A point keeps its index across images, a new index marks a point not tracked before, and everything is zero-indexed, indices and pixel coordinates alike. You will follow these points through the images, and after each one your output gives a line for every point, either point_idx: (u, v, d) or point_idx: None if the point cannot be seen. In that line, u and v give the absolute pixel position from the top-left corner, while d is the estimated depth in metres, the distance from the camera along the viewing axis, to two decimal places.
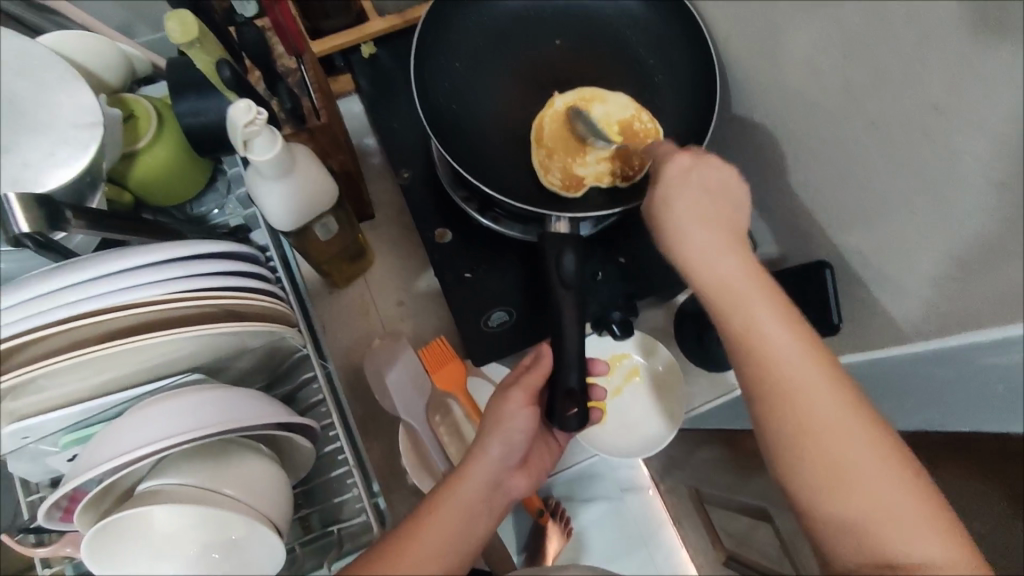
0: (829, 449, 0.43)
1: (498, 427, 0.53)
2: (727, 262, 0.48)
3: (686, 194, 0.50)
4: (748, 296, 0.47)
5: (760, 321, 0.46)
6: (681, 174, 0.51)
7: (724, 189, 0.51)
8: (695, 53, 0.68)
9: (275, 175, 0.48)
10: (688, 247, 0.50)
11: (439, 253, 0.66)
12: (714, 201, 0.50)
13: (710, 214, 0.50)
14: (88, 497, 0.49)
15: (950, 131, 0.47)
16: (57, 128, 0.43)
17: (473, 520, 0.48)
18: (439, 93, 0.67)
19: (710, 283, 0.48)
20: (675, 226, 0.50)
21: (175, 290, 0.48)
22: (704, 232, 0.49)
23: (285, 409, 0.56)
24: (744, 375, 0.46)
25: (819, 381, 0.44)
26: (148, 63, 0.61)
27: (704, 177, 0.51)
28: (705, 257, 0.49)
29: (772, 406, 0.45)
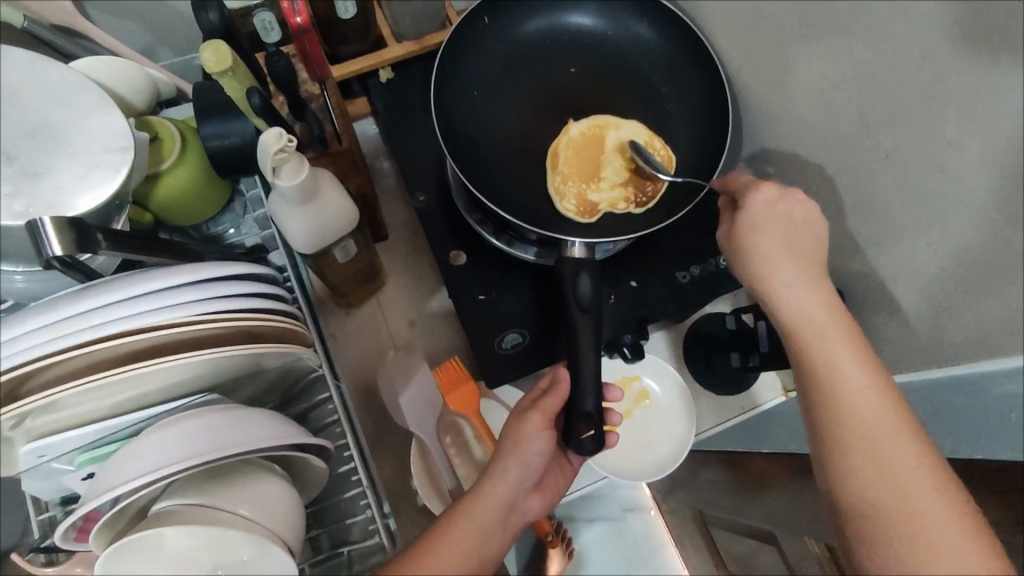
0: (893, 473, 0.43)
1: (515, 448, 0.53)
2: (808, 293, 0.50)
3: (772, 225, 0.52)
4: (824, 327, 0.48)
5: (838, 355, 0.47)
6: (767, 206, 0.52)
7: (807, 224, 0.52)
8: (707, 84, 0.70)
9: (300, 200, 0.49)
10: (770, 275, 0.51)
11: (454, 275, 0.67)
12: (796, 234, 0.52)
13: (795, 247, 0.51)
14: (103, 519, 0.49)
15: (963, 166, 0.48)
16: (90, 152, 0.44)
17: (489, 541, 0.48)
18: (457, 119, 0.69)
19: (788, 312, 0.50)
20: (760, 258, 0.51)
21: (200, 312, 0.48)
22: (788, 265, 0.51)
23: (300, 430, 0.56)
24: (811, 402, 0.47)
25: (886, 410, 0.45)
26: (173, 87, 0.62)
27: (784, 209, 0.52)
28: (790, 287, 0.50)
29: (840, 430, 0.45)
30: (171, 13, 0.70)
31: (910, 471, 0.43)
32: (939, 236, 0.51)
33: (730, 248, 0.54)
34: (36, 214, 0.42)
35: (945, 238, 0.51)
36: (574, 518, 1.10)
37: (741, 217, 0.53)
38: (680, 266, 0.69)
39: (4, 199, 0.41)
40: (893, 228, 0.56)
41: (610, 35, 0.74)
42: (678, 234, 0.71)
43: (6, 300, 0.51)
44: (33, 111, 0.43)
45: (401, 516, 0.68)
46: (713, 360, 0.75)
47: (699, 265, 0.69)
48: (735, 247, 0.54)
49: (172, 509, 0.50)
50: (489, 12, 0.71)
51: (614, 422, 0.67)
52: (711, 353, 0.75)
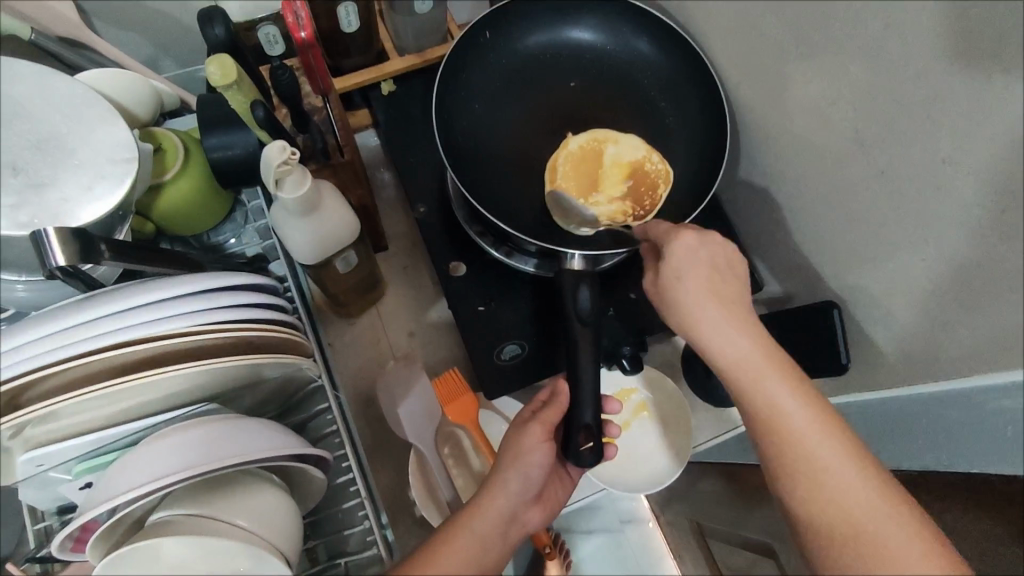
0: (847, 513, 0.43)
1: (515, 460, 0.53)
2: (736, 340, 0.49)
3: (694, 271, 0.52)
4: (760, 373, 0.48)
5: (774, 397, 0.47)
6: (690, 249, 0.52)
7: (732, 264, 0.52)
8: (705, 98, 0.71)
9: (301, 212, 0.50)
10: (698, 323, 0.51)
11: (453, 286, 0.67)
12: (722, 278, 0.52)
13: (719, 290, 0.51)
14: (100, 529, 0.49)
15: (957, 183, 0.49)
16: (96, 163, 0.44)
17: (489, 553, 0.48)
18: (458, 132, 0.70)
19: (720, 359, 0.49)
20: (686, 306, 0.51)
21: (201, 322, 0.48)
22: (714, 309, 0.50)
23: (298, 440, 0.56)
24: (759, 444, 0.47)
25: (832, 449, 0.45)
26: (177, 98, 0.63)
27: (707, 253, 0.52)
28: (721, 335, 0.50)
29: (788, 474, 0.45)
30: (175, 26, 0.71)
31: (866, 507, 0.43)
32: (935, 251, 0.52)
33: (658, 294, 0.54)
34: (40, 224, 0.42)
35: (940, 254, 0.51)
36: (573, 530, 1.10)
37: (665, 265, 0.53)
38: None
39: (8, 210, 0.42)
40: (889, 243, 0.56)
41: (609, 51, 0.75)
42: None
43: (8, 309, 0.51)
44: (39, 123, 0.44)
45: (399, 527, 0.68)
46: (710, 372, 0.75)
47: None
48: (662, 295, 0.54)
49: (167, 522, 0.50)
50: (489, 27, 0.72)
51: (614, 433, 0.67)
52: (709, 365, 0.76)
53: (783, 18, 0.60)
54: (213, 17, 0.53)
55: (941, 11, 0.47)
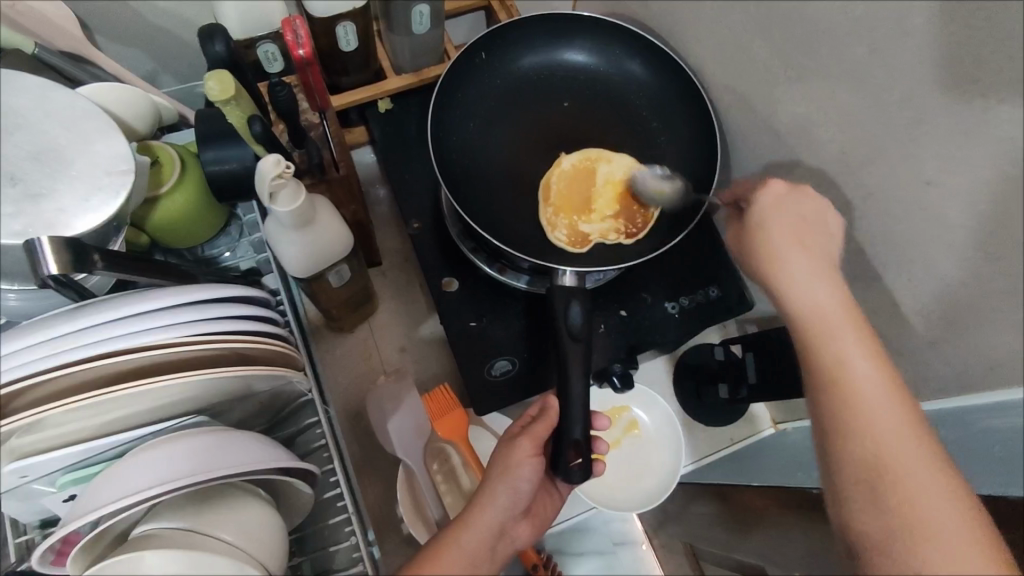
0: (889, 462, 0.44)
1: (504, 474, 0.53)
2: (820, 291, 0.50)
3: (782, 220, 0.54)
4: (837, 319, 0.49)
5: (847, 351, 0.48)
6: (776, 199, 0.55)
7: (820, 223, 0.54)
8: (696, 120, 0.72)
9: (296, 226, 0.50)
10: (783, 271, 0.52)
11: (446, 301, 0.68)
12: (806, 231, 0.53)
13: (806, 245, 0.52)
14: (83, 541, 0.48)
15: (942, 205, 0.50)
16: (93, 174, 0.45)
17: (477, 568, 0.48)
18: (453, 149, 0.71)
19: (803, 306, 0.50)
20: (774, 257, 0.53)
21: (190, 334, 0.48)
22: (800, 259, 0.52)
23: (287, 454, 0.56)
24: (820, 397, 0.48)
25: (900, 414, 0.45)
26: (176, 112, 0.63)
27: (796, 205, 0.54)
28: (806, 282, 0.51)
29: (846, 423, 0.46)
30: (176, 42, 0.72)
31: (919, 476, 0.43)
32: (920, 272, 0.53)
33: (741, 243, 0.56)
34: (34, 233, 0.43)
35: (926, 274, 0.53)
36: (565, 552, 1.06)
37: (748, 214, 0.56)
38: (669, 297, 0.70)
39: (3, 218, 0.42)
40: (878, 262, 0.57)
41: (604, 72, 0.77)
42: (670, 265, 0.72)
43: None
44: (39, 135, 0.44)
45: (386, 544, 0.67)
46: (700, 392, 0.75)
47: (688, 297, 0.70)
48: (746, 242, 0.56)
49: (155, 534, 0.49)
50: (486, 48, 0.73)
51: (602, 451, 0.67)
52: (701, 385, 0.75)
53: (773, 43, 0.61)
54: (214, 33, 0.54)
55: (927, 40, 0.48)
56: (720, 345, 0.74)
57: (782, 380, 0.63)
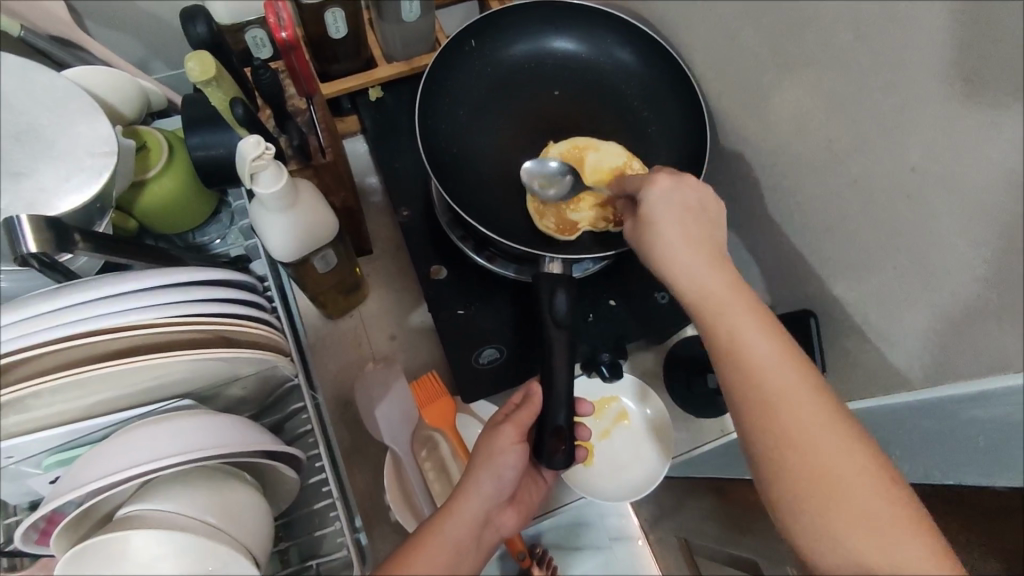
0: (795, 442, 0.45)
1: (487, 461, 0.53)
2: (708, 274, 0.51)
3: (669, 210, 0.53)
4: (728, 302, 0.50)
5: (739, 334, 0.48)
6: (662, 189, 0.54)
7: (704, 206, 0.53)
8: (687, 108, 0.72)
9: (278, 209, 0.50)
10: (674, 262, 0.52)
11: (433, 289, 0.68)
12: (694, 214, 0.53)
13: (694, 231, 0.52)
14: (66, 519, 0.48)
15: (930, 193, 0.50)
16: (76, 156, 0.45)
17: (461, 558, 0.48)
18: (440, 136, 0.70)
19: (693, 293, 0.51)
20: (665, 248, 0.53)
21: (170, 314, 0.48)
22: (684, 245, 0.52)
23: (271, 438, 0.56)
24: (726, 379, 0.49)
25: (799, 385, 0.47)
26: (164, 97, 0.63)
27: (680, 193, 0.54)
28: (692, 268, 0.51)
29: (748, 406, 0.47)
30: (168, 29, 0.72)
31: (826, 446, 0.45)
32: (907, 259, 0.53)
33: (638, 237, 0.56)
34: (14, 211, 0.44)
35: (911, 262, 0.53)
36: (562, 547, 1.05)
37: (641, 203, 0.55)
38: (658, 286, 0.70)
39: None
40: (867, 251, 0.57)
41: (595, 61, 0.76)
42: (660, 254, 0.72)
43: None
44: (21, 116, 0.45)
45: (374, 531, 0.67)
46: (692, 382, 0.75)
47: (678, 287, 0.70)
48: (642, 235, 0.55)
49: (133, 518, 0.49)
50: (475, 35, 0.73)
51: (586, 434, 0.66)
52: (691, 375, 0.75)
53: (763, 30, 0.61)
54: (196, 15, 0.53)
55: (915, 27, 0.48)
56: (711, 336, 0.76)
57: None
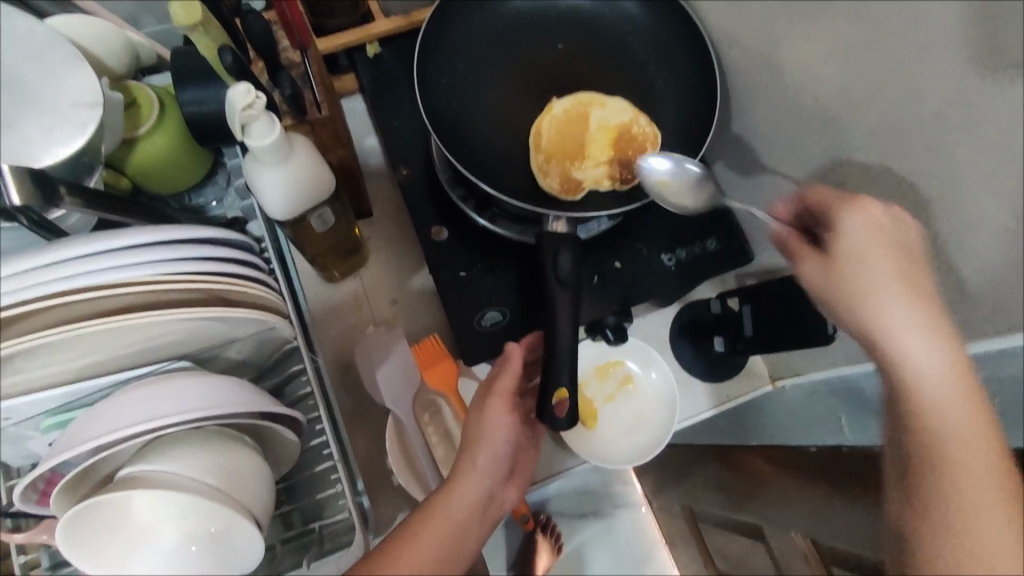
0: (968, 515, 0.40)
1: (483, 434, 0.53)
2: (906, 315, 0.46)
3: (878, 238, 0.48)
4: (935, 363, 0.45)
5: (921, 379, 0.44)
6: (869, 219, 0.49)
7: (915, 251, 0.49)
8: (697, 62, 0.70)
9: (271, 162, 0.48)
10: (869, 299, 0.47)
11: (434, 250, 0.66)
12: (902, 258, 0.48)
13: (905, 273, 0.47)
14: (65, 479, 0.48)
15: (955, 142, 0.49)
16: (59, 108, 0.44)
17: (467, 535, 0.48)
18: (441, 92, 0.68)
19: (885, 334, 0.46)
20: (864, 285, 0.48)
21: (160, 272, 0.47)
22: (886, 282, 0.47)
23: (270, 399, 0.56)
24: (908, 433, 0.44)
25: (990, 468, 0.41)
26: (154, 52, 0.61)
27: (896, 232, 0.49)
28: (890, 310, 0.46)
29: (922, 464, 0.43)
30: None
31: (998, 540, 0.40)
32: None
33: (829, 286, 0.49)
34: None
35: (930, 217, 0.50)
36: (565, 515, 1.08)
37: (834, 230, 0.50)
38: (666, 249, 0.68)
39: None
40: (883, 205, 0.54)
41: (600, 14, 0.73)
42: (668, 214, 0.70)
43: None
44: None
45: (376, 494, 0.67)
46: (700, 346, 0.75)
47: (686, 248, 0.68)
48: (838, 283, 0.49)
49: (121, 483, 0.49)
50: None
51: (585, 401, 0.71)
52: (698, 339, 0.75)
53: None
54: None
55: None
56: (717, 298, 0.75)
57: (786, 327, 0.63)
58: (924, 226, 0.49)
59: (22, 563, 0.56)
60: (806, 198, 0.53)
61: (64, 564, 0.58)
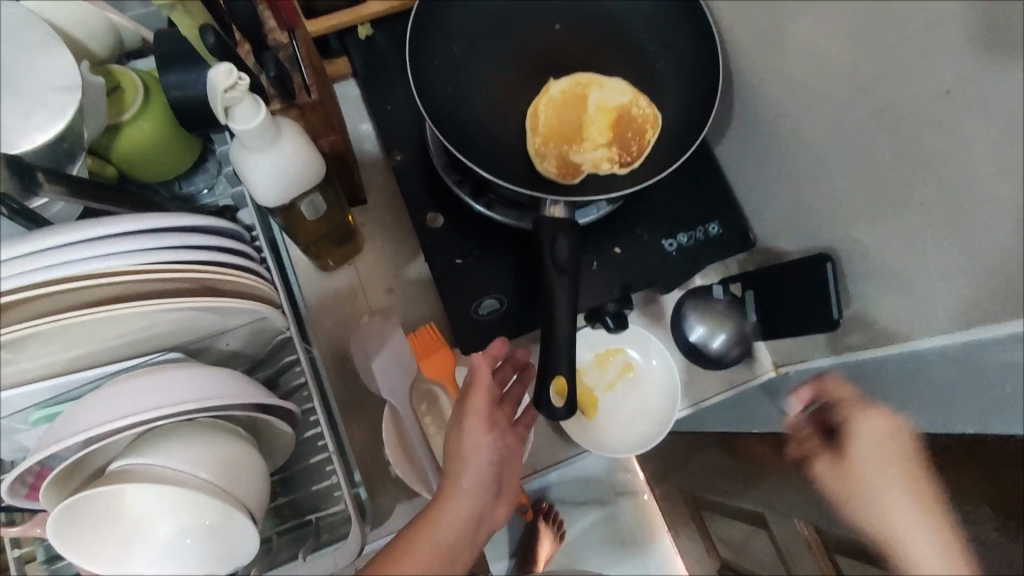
0: None
1: (461, 455, 0.51)
2: (901, 498, 0.51)
3: (873, 441, 0.55)
4: (893, 487, 0.52)
5: (891, 505, 0.51)
6: (877, 437, 0.55)
7: (909, 452, 0.53)
8: (700, 40, 0.67)
9: (258, 147, 0.47)
10: (870, 475, 0.53)
11: (429, 238, 0.65)
12: (899, 448, 0.54)
13: (928, 507, 0.50)
14: (54, 473, 0.47)
15: (963, 116, 0.44)
16: (32, 90, 0.42)
17: (454, 558, 0.48)
18: (434, 75, 0.66)
19: (883, 520, 0.51)
20: (852, 454, 0.56)
21: (147, 261, 0.45)
22: (883, 470, 0.53)
23: (264, 390, 0.55)
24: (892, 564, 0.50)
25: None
26: (137, 34, 0.59)
27: (899, 448, 0.54)
28: (880, 473, 0.53)
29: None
30: None
31: None
32: (937, 193, 0.47)
33: (839, 487, 0.56)
34: None
35: (943, 197, 0.47)
36: (568, 502, 1.06)
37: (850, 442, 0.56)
38: (666, 234, 0.67)
39: None
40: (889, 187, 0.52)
41: None
42: (669, 199, 0.68)
43: None
44: None
45: (374, 486, 0.66)
46: (699, 332, 0.74)
47: (686, 233, 0.67)
48: (846, 488, 0.56)
49: (109, 477, 0.48)
50: None
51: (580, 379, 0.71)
52: (698, 326, 0.74)
53: None
54: None
55: None
56: (718, 283, 0.75)
57: (801, 311, 0.63)
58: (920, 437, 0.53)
59: (16, 557, 0.55)
60: (830, 413, 0.60)
61: (59, 558, 0.57)
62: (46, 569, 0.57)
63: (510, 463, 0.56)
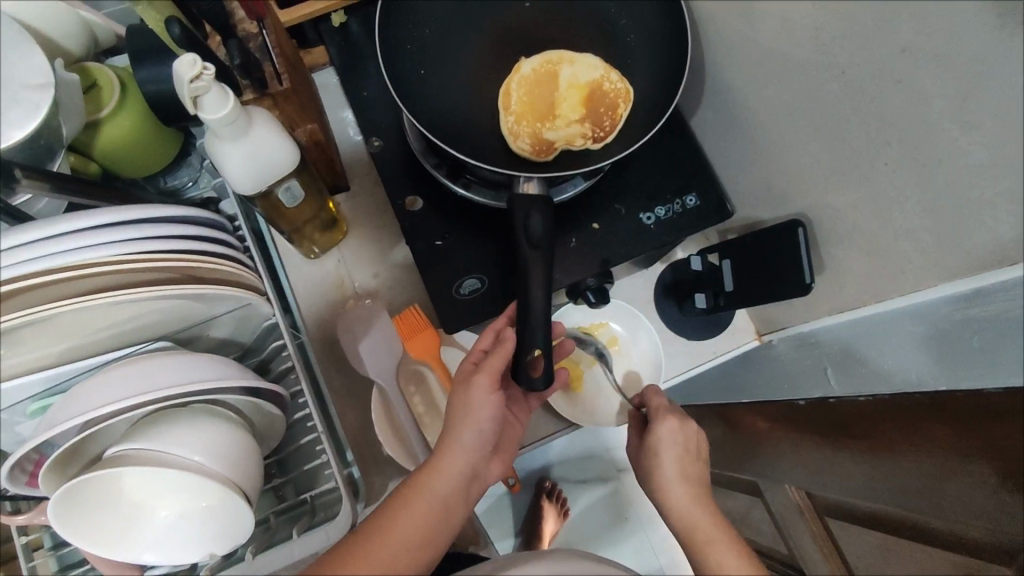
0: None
1: (465, 415, 0.52)
2: (700, 514, 0.50)
3: (671, 460, 0.53)
4: (687, 512, 0.50)
5: (682, 507, 0.51)
6: (669, 433, 0.55)
7: (704, 460, 0.54)
8: (668, 14, 0.68)
9: (230, 136, 0.48)
10: (663, 486, 0.53)
11: (409, 220, 0.66)
12: (690, 467, 0.53)
13: (693, 478, 0.53)
14: (53, 459, 0.49)
15: (919, 73, 0.43)
16: (8, 88, 0.44)
17: (450, 513, 0.49)
18: (406, 59, 0.66)
19: (681, 524, 0.50)
20: (650, 462, 0.54)
21: (131, 251, 0.46)
22: (683, 490, 0.52)
23: (253, 374, 0.56)
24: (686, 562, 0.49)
25: None
26: (111, 32, 0.60)
27: (681, 440, 0.55)
28: (670, 481, 0.52)
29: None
30: None
31: None
32: (900, 151, 0.47)
33: (641, 467, 0.56)
34: None
35: (906, 155, 0.46)
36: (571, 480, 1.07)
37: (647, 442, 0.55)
38: (644, 208, 0.67)
39: None
40: (853, 150, 0.52)
41: None
42: (645, 173, 0.69)
43: None
44: None
45: (367, 465, 0.68)
46: (683, 303, 0.77)
47: (664, 206, 0.67)
48: (644, 467, 0.56)
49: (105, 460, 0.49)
50: None
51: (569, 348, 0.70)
52: (683, 297, 0.77)
53: None
54: None
55: None
56: (697, 254, 0.74)
57: (768, 280, 0.63)
58: (706, 433, 0.56)
59: (24, 544, 0.57)
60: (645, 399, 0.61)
61: (65, 543, 0.59)
62: (53, 554, 0.58)
63: (500, 431, 0.58)
